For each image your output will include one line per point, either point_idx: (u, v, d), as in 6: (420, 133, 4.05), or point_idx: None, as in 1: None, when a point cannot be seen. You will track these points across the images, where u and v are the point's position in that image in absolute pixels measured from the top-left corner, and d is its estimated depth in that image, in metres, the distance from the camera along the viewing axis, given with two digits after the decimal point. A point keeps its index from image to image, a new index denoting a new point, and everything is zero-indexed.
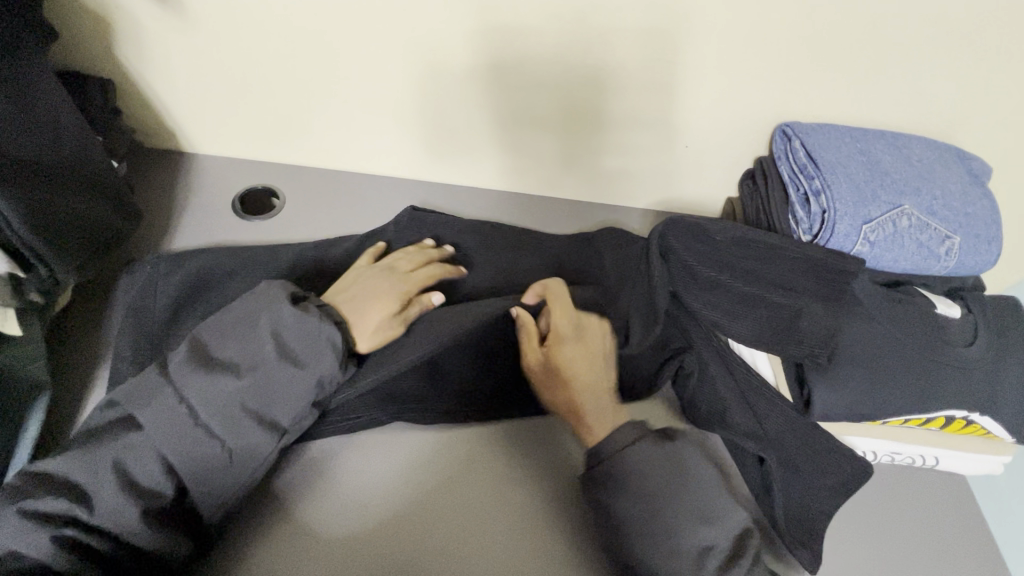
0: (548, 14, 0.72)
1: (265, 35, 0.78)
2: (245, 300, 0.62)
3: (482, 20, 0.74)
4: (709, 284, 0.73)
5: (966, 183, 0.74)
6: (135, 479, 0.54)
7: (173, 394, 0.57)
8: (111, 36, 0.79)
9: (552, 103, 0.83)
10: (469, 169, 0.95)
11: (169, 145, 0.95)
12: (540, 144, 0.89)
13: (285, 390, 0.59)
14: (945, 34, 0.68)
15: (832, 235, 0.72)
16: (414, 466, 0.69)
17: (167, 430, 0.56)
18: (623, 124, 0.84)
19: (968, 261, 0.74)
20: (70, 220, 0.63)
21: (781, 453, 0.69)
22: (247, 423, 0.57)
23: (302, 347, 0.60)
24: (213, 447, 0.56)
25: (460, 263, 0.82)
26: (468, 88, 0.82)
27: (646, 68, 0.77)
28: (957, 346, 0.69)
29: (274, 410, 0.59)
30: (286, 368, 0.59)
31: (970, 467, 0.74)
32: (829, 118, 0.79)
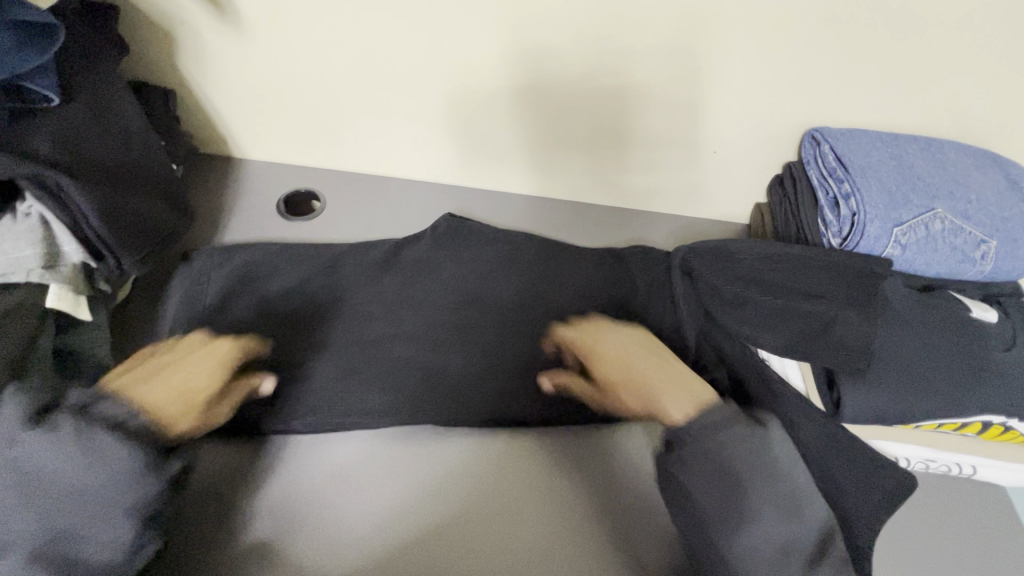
0: (576, 28, 0.74)
1: (311, 48, 0.83)
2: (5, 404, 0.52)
3: (512, 34, 0.77)
4: (735, 300, 0.74)
5: (1002, 188, 0.73)
6: (52, 502, 0.50)
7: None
8: (172, 50, 0.85)
9: (581, 111, 0.85)
10: (499, 173, 0.98)
11: (219, 150, 1.01)
12: (566, 150, 0.92)
13: (102, 477, 0.51)
14: (979, 42, 0.68)
15: (862, 237, 0.71)
16: (440, 473, 0.71)
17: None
18: (649, 129, 0.86)
19: (1004, 266, 0.72)
20: (138, 216, 0.68)
21: (821, 468, 0.68)
22: (87, 502, 0.51)
23: (84, 442, 0.51)
24: (97, 530, 0.51)
25: (488, 267, 0.85)
26: (499, 96, 0.85)
27: (674, 75, 0.78)
28: (994, 351, 0.68)
29: (102, 499, 0.51)
30: (75, 483, 0.50)
31: (1009, 477, 0.72)
32: (859, 124, 0.79)
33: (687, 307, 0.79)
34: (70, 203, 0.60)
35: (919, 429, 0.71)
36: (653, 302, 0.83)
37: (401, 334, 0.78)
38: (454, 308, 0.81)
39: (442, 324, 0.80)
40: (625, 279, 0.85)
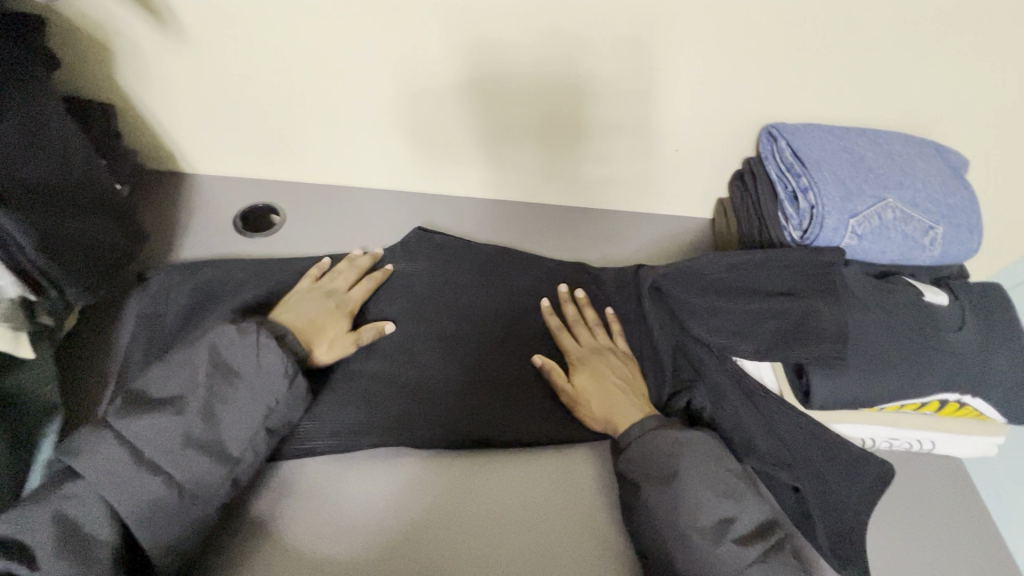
0: (539, 25, 0.75)
1: (261, 54, 0.80)
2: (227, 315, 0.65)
3: (474, 33, 0.76)
4: (709, 309, 0.75)
5: (945, 176, 0.77)
6: (200, 435, 0.58)
7: (113, 439, 0.55)
8: (111, 60, 0.80)
9: (546, 112, 0.85)
10: (466, 179, 0.97)
11: (167, 165, 0.96)
12: (533, 152, 0.92)
13: (199, 416, 0.58)
14: (916, 37, 0.72)
15: (821, 229, 0.74)
16: (404, 489, 0.68)
17: (109, 471, 0.54)
18: (615, 131, 0.87)
19: (951, 251, 0.76)
20: (82, 241, 0.64)
21: (808, 467, 0.71)
22: (197, 436, 0.58)
23: (185, 381, 0.59)
24: (137, 488, 0.54)
25: (461, 279, 0.84)
26: (463, 99, 0.84)
27: (630, 73, 0.79)
28: (947, 332, 0.71)
29: (206, 431, 0.58)
30: (152, 423, 0.57)
31: (967, 451, 0.76)
32: (811, 119, 0.82)
33: (656, 320, 0.79)
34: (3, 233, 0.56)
35: (883, 410, 0.74)
36: (622, 310, 0.84)
37: (374, 351, 0.76)
38: (428, 319, 0.80)
39: (415, 337, 0.78)
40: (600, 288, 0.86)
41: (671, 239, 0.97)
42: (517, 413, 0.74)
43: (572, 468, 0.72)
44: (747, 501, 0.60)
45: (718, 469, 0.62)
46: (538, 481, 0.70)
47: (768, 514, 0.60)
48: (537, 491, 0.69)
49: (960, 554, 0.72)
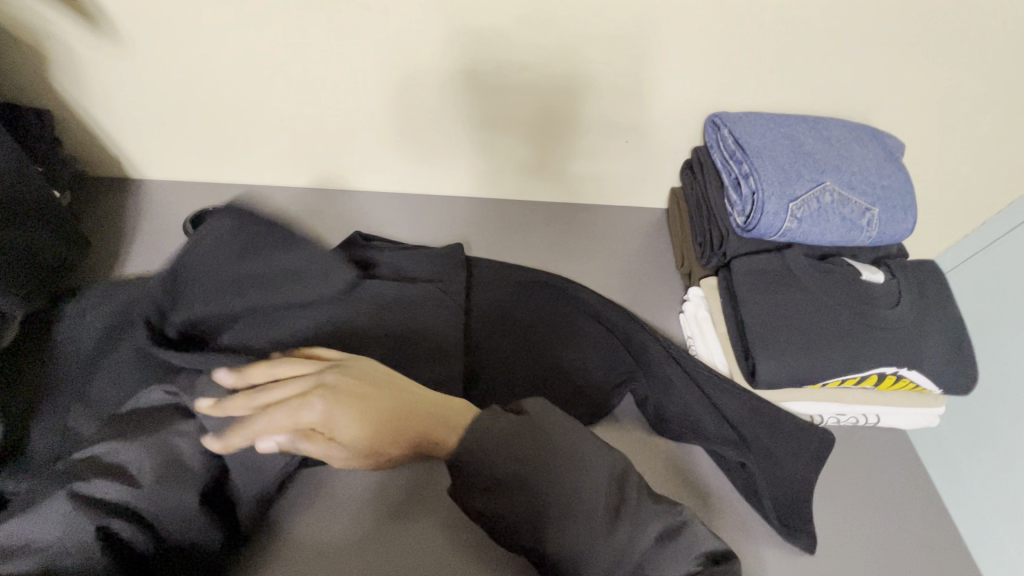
0: (482, 17, 0.75)
1: (202, 56, 0.79)
2: (319, 308, 0.68)
3: (418, 27, 0.76)
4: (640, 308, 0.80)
5: (879, 158, 0.80)
6: (182, 465, 0.55)
7: (220, 389, 0.59)
8: (46, 65, 0.79)
9: (494, 105, 0.86)
10: (422, 176, 0.97)
11: (113, 172, 0.95)
12: (483, 145, 0.92)
13: (195, 444, 0.57)
14: (844, 24, 0.74)
15: (762, 214, 0.75)
16: (357, 503, 0.68)
17: (216, 421, 0.57)
18: (564, 122, 0.88)
19: (887, 231, 0.78)
20: (17, 251, 0.64)
21: (758, 448, 0.73)
22: (181, 467, 0.55)
23: (212, 401, 0.58)
24: (221, 428, 0.57)
25: None
26: (411, 94, 0.85)
27: (579, 66, 0.80)
28: (883, 309, 0.74)
29: (192, 463, 0.56)
30: (137, 442, 0.55)
31: (908, 421, 0.79)
32: (752, 107, 0.85)
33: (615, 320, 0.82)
34: None
35: (827, 387, 0.77)
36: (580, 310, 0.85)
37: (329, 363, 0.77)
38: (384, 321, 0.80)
39: None
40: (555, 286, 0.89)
41: (627, 232, 0.99)
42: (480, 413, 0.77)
43: None
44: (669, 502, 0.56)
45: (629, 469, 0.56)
46: None
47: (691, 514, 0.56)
48: None
49: (903, 523, 0.75)
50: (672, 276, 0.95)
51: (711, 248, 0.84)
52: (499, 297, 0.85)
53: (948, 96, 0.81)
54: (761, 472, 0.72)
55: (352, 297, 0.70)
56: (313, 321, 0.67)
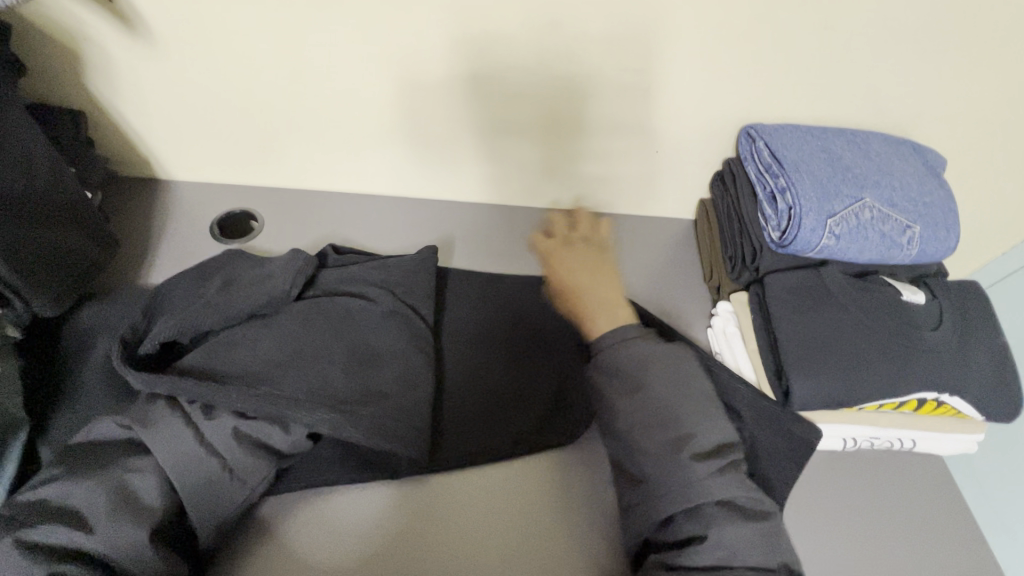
0: (516, 22, 0.74)
1: (234, 59, 0.79)
2: (282, 328, 0.66)
3: (451, 31, 0.75)
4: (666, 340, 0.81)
5: (922, 174, 0.77)
6: (138, 503, 0.52)
7: (179, 420, 0.56)
8: (81, 66, 0.79)
9: (524, 110, 0.85)
10: (451, 182, 0.97)
11: (142, 172, 0.95)
12: (511, 150, 0.91)
13: (152, 479, 0.54)
14: (889, 36, 0.72)
15: (799, 230, 0.72)
16: (372, 523, 0.67)
17: (173, 455, 0.54)
18: (594, 131, 0.87)
19: (929, 249, 0.75)
20: (49, 251, 0.65)
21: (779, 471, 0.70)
22: (136, 504, 0.52)
23: (168, 434, 0.55)
24: (183, 464, 0.55)
25: (451, 303, 0.86)
26: (441, 98, 0.84)
27: (612, 72, 0.79)
28: (924, 331, 0.72)
29: (149, 499, 0.53)
30: (90, 479, 0.52)
31: (947, 447, 0.77)
32: (789, 118, 0.83)
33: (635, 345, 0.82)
34: None
35: (863, 410, 0.74)
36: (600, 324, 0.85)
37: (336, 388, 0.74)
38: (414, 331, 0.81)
39: None
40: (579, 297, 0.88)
41: (651, 243, 0.97)
42: (502, 427, 0.75)
43: (534, 476, 0.72)
44: (711, 420, 0.61)
45: (692, 386, 0.63)
46: (502, 495, 0.70)
47: (729, 435, 0.61)
48: (572, 497, 0.70)
49: (942, 552, 0.72)
50: (700, 289, 0.93)
51: (743, 263, 0.82)
52: (469, 315, 0.85)
53: (995, 111, 0.78)
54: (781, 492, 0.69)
55: (318, 317, 0.68)
56: (274, 342, 0.64)
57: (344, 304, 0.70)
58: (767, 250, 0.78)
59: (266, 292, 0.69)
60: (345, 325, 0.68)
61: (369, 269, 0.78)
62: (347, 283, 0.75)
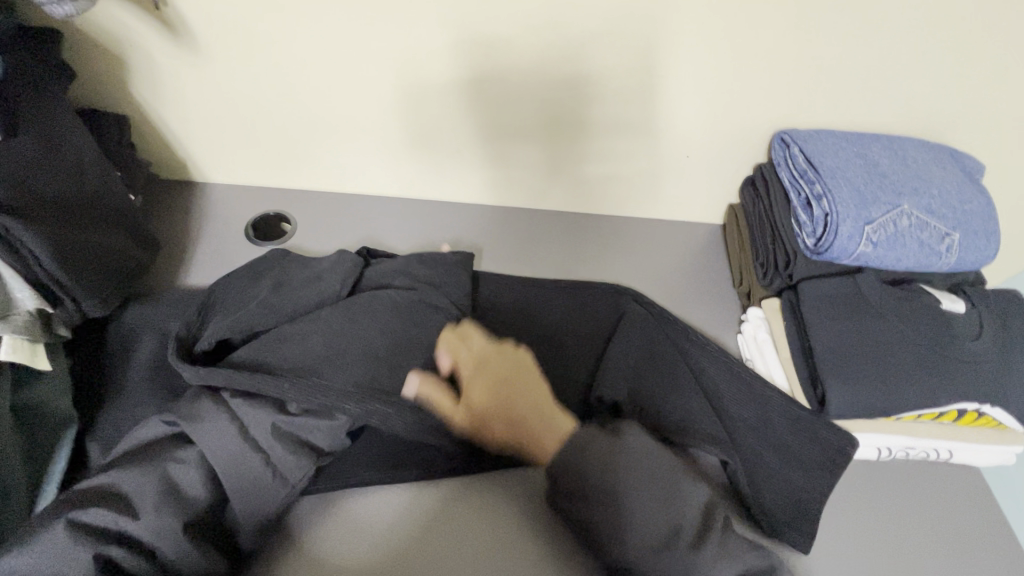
0: (547, 24, 0.74)
1: (269, 64, 0.80)
2: (327, 322, 0.67)
3: (478, 32, 0.76)
4: (700, 346, 0.81)
5: (961, 181, 0.76)
6: (182, 494, 0.54)
7: (224, 417, 0.58)
8: (123, 72, 0.81)
9: (555, 114, 0.85)
10: (481, 185, 0.97)
11: (179, 175, 0.97)
12: (539, 154, 0.91)
13: (195, 472, 0.56)
14: (930, 41, 0.71)
15: (835, 237, 0.71)
16: (405, 519, 0.67)
17: (219, 449, 0.56)
18: (625, 135, 0.87)
19: (968, 257, 0.74)
20: (98, 254, 0.65)
21: (807, 474, 0.71)
22: (179, 495, 0.54)
23: (213, 429, 0.57)
24: (229, 459, 0.56)
25: (486, 303, 0.88)
26: (471, 100, 0.84)
27: (625, 75, 0.79)
28: (965, 340, 0.70)
29: (190, 490, 0.55)
30: (140, 469, 0.54)
31: (986, 458, 0.75)
32: (823, 124, 0.82)
33: (669, 345, 0.82)
34: (19, 247, 0.57)
35: (901, 419, 0.73)
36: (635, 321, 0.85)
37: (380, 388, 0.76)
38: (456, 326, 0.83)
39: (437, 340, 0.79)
40: (615, 299, 0.89)
41: (679, 247, 0.97)
42: None
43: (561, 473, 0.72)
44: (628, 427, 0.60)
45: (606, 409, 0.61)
46: (530, 492, 0.70)
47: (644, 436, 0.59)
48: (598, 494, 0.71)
49: (982, 562, 0.71)
50: (730, 295, 0.92)
51: (775, 269, 0.82)
52: (502, 316, 0.87)
53: None
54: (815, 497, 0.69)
55: (364, 312, 0.69)
56: (320, 336, 0.66)
57: (386, 297, 0.71)
58: (800, 255, 0.78)
59: (318, 292, 0.72)
60: (386, 317, 0.69)
61: (412, 263, 0.80)
62: (392, 276, 0.77)
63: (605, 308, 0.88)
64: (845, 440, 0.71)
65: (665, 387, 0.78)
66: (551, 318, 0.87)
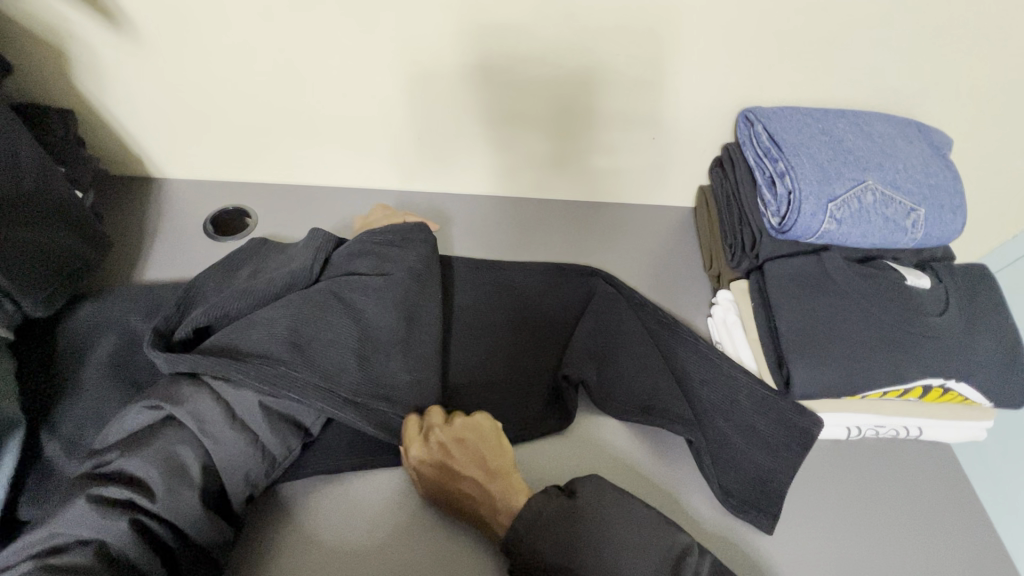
0: (543, 6, 0.72)
1: (221, 53, 0.78)
2: (294, 307, 0.64)
3: (478, 19, 0.74)
4: (670, 327, 0.80)
5: (927, 155, 0.75)
6: (187, 472, 0.55)
7: (210, 397, 0.58)
8: (68, 66, 0.79)
9: (549, 103, 0.83)
10: (466, 173, 0.95)
11: (135, 171, 0.95)
12: (525, 142, 0.90)
13: (194, 450, 0.56)
14: (890, 13, 0.70)
15: (798, 214, 0.70)
16: (369, 505, 0.67)
17: (208, 430, 0.56)
18: (609, 122, 0.85)
19: (934, 233, 0.73)
20: (38, 253, 0.64)
21: (770, 454, 0.71)
22: (185, 472, 0.54)
23: (199, 409, 0.57)
24: (222, 440, 0.57)
25: (456, 288, 0.86)
26: (461, 86, 0.82)
27: (609, 57, 0.77)
28: (929, 316, 0.70)
29: (194, 468, 0.55)
30: (144, 451, 0.54)
31: (954, 434, 0.75)
32: (788, 101, 0.81)
33: (641, 324, 0.81)
34: None
35: (866, 398, 0.73)
36: (607, 299, 0.84)
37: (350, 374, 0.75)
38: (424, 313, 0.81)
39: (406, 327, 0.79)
40: (589, 280, 0.88)
41: (649, 231, 0.96)
42: (498, 415, 0.75)
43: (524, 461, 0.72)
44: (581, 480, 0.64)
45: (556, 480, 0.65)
46: None
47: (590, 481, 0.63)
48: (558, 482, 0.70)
49: (948, 539, 0.70)
50: (699, 278, 0.91)
51: (743, 250, 0.81)
52: (474, 301, 0.85)
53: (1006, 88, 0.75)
54: (778, 478, 0.69)
55: (332, 297, 0.66)
56: (287, 323, 0.63)
57: (357, 281, 0.69)
58: (765, 234, 0.77)
59: (291, 271, 0.71)
60: (350, 304, 0.67)
61: (381, 237, 0.76)
62: (358, 261, 0.73)
63: (576, 289, 0.87)
64: (810, 418, 0.71)
65: (637, 371, 0.77)
66: (523, 301, 0.86)
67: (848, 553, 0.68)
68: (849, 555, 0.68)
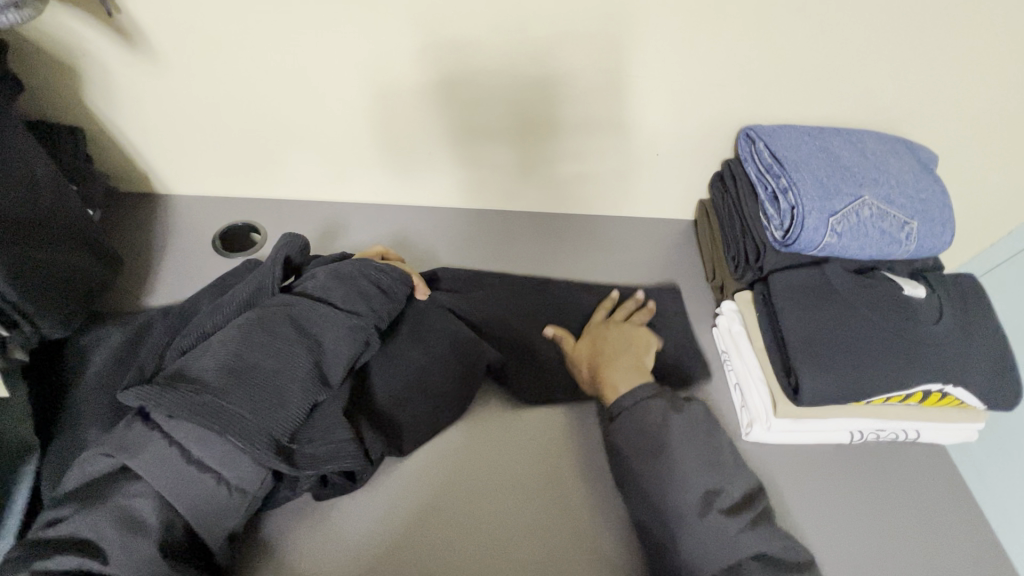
0: (496, 25, 0.75)
1: (232, 71, 0.79)
2: (239, 332, 0.59)
3: (433, 32, 0.75)
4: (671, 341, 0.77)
5: (917, 171, 0.79)
6: (141, 527, 0.51)
7: (162, 438, 0.53)
8: (78, 83, 0.78)
9: (508, 107, 0.84)
10: (440, 183, 0.96)
11: (140, 188, 0.95)
12: (497, 152, 0.91)
13: (152, 502, 0.52)
14: (878, 38, 0.74)
15: (802, 229, 0.74)
16: (381, 513, 0.67)
17: (161, 478, 0.52)
18: (581, 127, 0.87)
19: (926, 244, 0.77)
20: (54, 274, 0.64)
21: None
22: (142, 526, 0.51)
23: (154, 455, 0.52)
24: (183, 485, 0.52)
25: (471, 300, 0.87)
26: (425, 99, 0.83)
27: (589, 72, 0.80)
28: (926, 323, 0.73)
29: (152, 519, 0.51)
30: (93, 509, 0.51)
31: (950, 436, 0.79)
32: (786, 119, 0.85)
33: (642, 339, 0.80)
34: None
35: (870, 403, 0.76)
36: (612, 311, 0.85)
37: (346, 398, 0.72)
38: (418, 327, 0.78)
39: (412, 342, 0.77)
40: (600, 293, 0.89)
41: (654, 243, 0.98)
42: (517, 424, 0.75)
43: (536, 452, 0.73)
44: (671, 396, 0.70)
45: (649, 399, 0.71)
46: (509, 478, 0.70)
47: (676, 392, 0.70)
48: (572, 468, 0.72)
49: (951, 536, 0.73)
50: (705, 289, 0.94)
51: (747, 262, 0.83)
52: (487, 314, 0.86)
53: (986, 108, 0.80)
54: None
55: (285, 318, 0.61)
56: (232, 347, 0.57)
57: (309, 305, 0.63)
58: (769, 246, 0.80)
59: (254, 285, 0.67)
60: (311, 336, 0.61)
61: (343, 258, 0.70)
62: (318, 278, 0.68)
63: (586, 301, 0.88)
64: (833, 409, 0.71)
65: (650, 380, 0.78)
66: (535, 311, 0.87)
67: (859, 552, 0.70)
68: (860, 554, 0.70)
